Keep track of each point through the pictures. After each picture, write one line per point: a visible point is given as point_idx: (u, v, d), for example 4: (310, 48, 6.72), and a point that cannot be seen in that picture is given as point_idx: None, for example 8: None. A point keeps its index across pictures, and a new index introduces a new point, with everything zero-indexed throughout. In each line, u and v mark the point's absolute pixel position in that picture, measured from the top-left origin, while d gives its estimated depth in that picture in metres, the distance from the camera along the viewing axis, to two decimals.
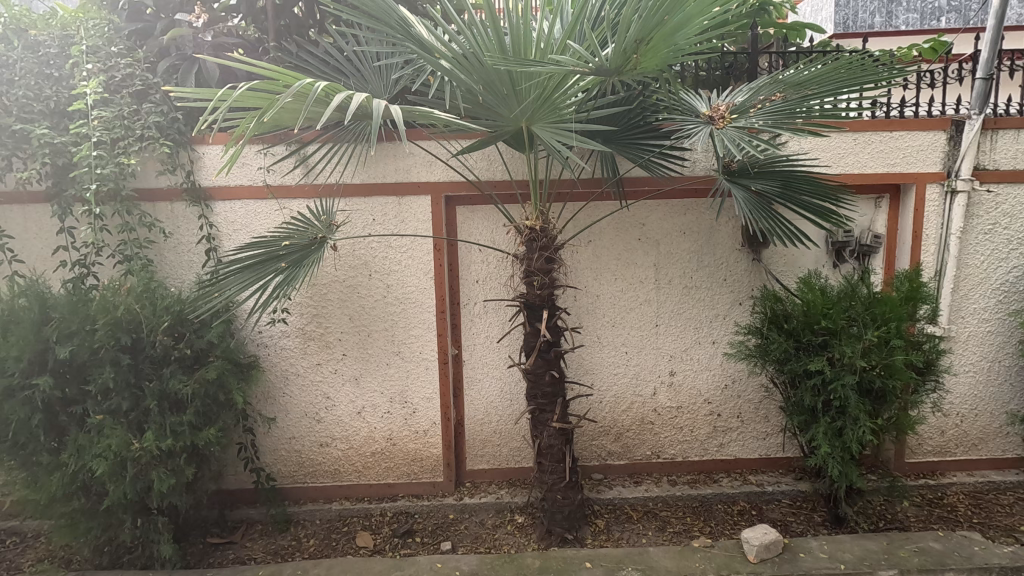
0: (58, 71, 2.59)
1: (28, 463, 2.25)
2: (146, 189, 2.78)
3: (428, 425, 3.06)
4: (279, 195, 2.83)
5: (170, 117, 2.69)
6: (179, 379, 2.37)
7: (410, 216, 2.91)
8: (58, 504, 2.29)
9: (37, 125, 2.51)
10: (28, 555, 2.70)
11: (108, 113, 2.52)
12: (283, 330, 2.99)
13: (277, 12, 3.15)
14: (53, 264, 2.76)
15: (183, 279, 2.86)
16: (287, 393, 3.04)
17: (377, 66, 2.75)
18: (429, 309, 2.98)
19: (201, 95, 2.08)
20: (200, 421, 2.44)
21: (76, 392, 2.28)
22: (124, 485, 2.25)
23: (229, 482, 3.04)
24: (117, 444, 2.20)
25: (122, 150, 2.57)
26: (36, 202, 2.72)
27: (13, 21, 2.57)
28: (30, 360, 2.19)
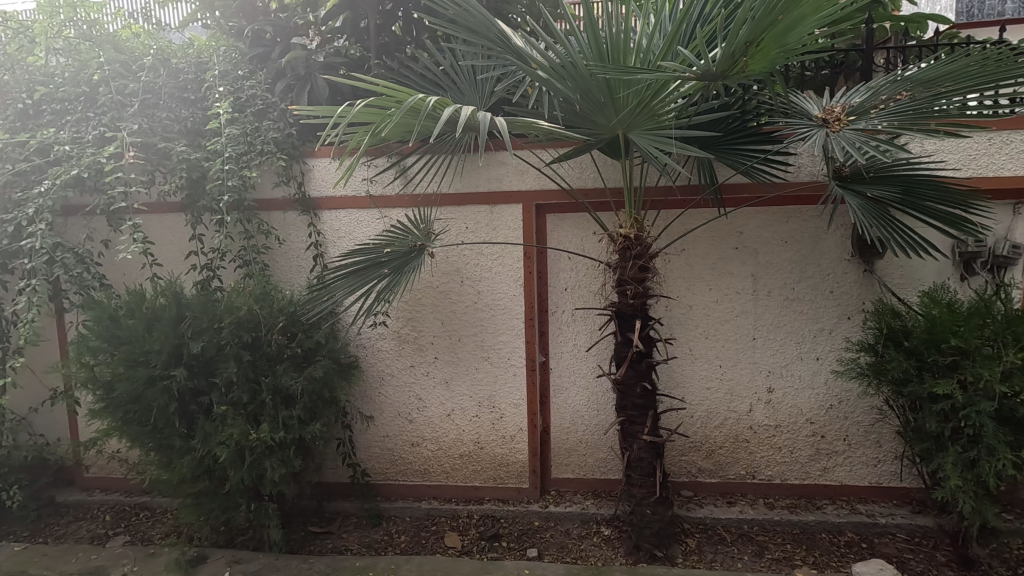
0: (194, 94, 2.91)
1: (163, 445, 2.50)
2: (264, 200, 3.02)
3: (515, 431, 3.09)
4: (380, 205, 2.98)
5: (286, 133, 2.92)
6: (291, 375, 2.56)
7: (502, 224, 2.96)
8: (186, 485, 2.53)
9: (178, 143, 2.81)
10: (157, 529, 3.01)
11: (238, 131, 2.78)
12: (381, 333, 3.13)
13: (378, 30, 3.38)
14: (185, 267, 3.07)
15: (294, 283, 3.08)
16: (382, 393, 3.18)
17: (473, 79, 2.84)
18: (518, 316, 3.02)
19: (320, 114, 2.22)
20: (307, 416, 2.61)
21: (204, 383, 2.51)
22: (243, 470, 2.46)
23: (328, 475, 3.22)
24: (238, 433, 2.41)
25: (246, 164, 2.81)
26: (172, 212, 3.04)
27: (160, 52, 2.91)
28: (169, 353, 2.44)
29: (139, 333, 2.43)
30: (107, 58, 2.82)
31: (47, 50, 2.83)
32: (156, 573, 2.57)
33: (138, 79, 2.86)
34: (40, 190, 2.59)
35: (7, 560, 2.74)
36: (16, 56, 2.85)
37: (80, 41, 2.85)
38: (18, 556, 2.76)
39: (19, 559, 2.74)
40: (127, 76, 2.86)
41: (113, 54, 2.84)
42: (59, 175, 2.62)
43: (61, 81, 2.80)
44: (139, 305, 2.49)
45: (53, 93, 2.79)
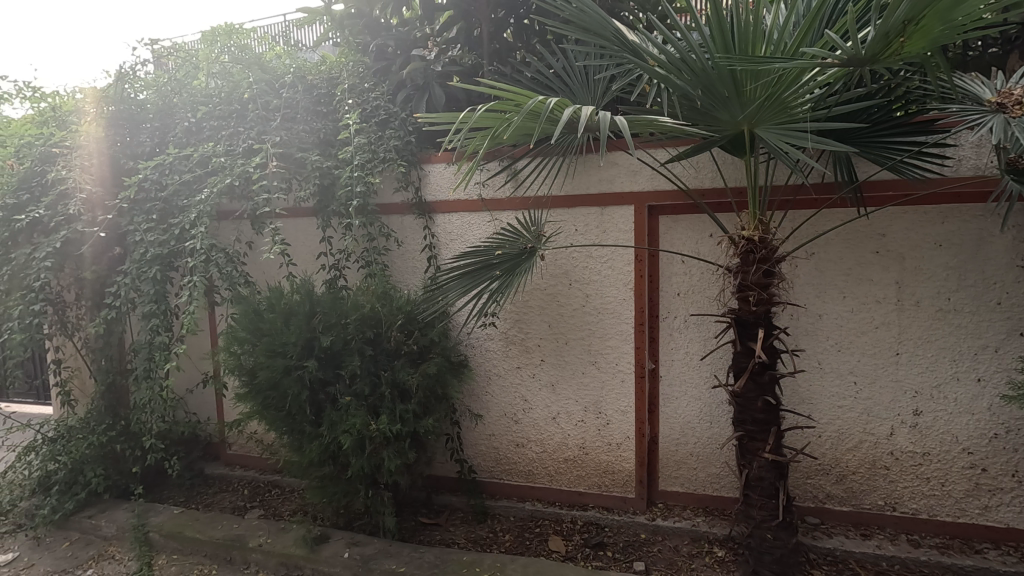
0: (327, 107, 3.18)
1: (294, 430, 2.72)
2: (385, 204, 3.20)
3: (622, 439, 3.01)
4: (492, 208, 3.04)
5: (406, 141, 3.08)
6: (407, 371, 2.69)
7: (612, 227, 2.90)
8: (314, 468, 2.73)
9: (312, 153, 3.06)
10: (287, 506, 3.29)
11: (364, 140, 2.98)
12: (489, 333, 3.19)
13: (491, 37, 3.48)
14: (315, 266, 3.34)
15: (410, 283, 3.23)
16: (489, 393, 3.24)
17: (587, 79, 2.80)
18: (628, 321, 2.93)
19: (443, 120, 2.31)
20: (421, 411, 2.73)
21: (331, 375, 2.69)
22: (363, 459, 2.61)
23: (436, 469, 3.35)
24: (360, 423, 2.56)
25: (370, 170, 2.98)
26: (305, 216, 3.32)
27: (298, 70, 3.20)
28: (302, 345, 2.64)
29: (278, 326, 2.67)
30: (255, 78, 3.16)
31: (208, 74, 3.21)
32: (286, 546, 2.80)
33: (280, 95, 3.16)
34: (201, 198, 2.91)
35: (167, 521, 3.12)
36: (183, 81, 3.26)
37: (234, 65, 3.21)
38: (176, 519, 3.13)
39: (177, 522, 3.12)
40: (271, 94, 3.17)
41: (260, 74, 3.17)
42: (216, 183, 2.94)
43: (218, 100, 3.17)
44: (278, 300, 2.73)
45: (212, 111, 3.15)
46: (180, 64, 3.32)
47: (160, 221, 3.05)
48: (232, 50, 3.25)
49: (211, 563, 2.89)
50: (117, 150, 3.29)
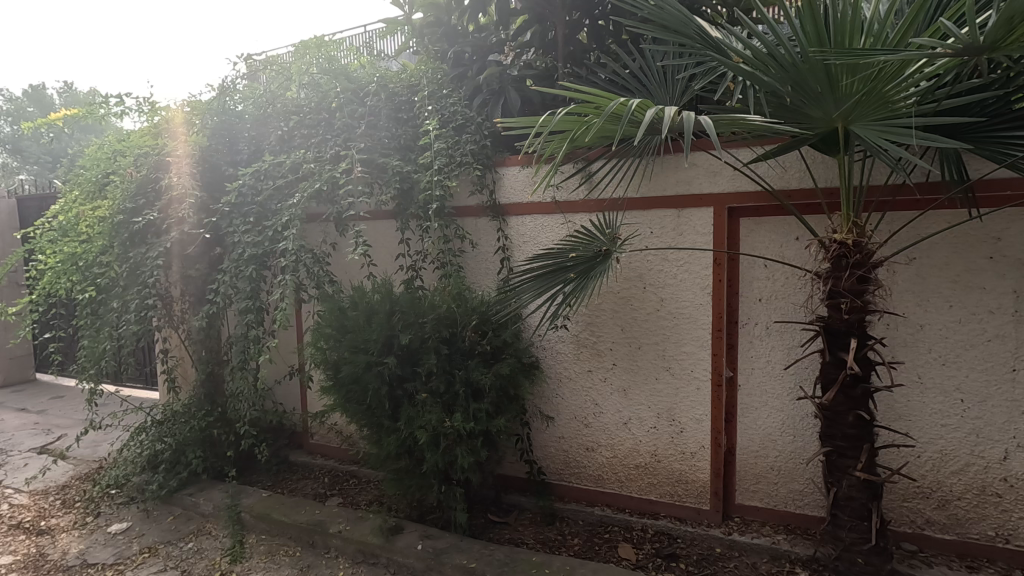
0: (407, 114, 3.32)
1: (373, 424, 2.83)
2: (461, 207, 3.28)
3: (697, 448, 2.92)
4: (565, 210, 3.03)
5: (482, 145, 3.14)
6: (481, 370, 2.74)
7: (689, 229, 2.81)
8: (391, 460, 2.84)
9: (393, 158, 3.19)
10: (363, 496, 3.44)
11: (444, 145, 3.05)
12: (560, 336, 3.19)
13: (566, 39, 3.51)
14: (394, 267, 3.47)
15: (483, 285, 3.29)
16: (559, 395, 3.23)
17: (665, 79, 2.74)
18: (705, 326, 2.83)
19: (522, 124, 2.33)
20: (494, 410, 2.78)
21: (408, 372, 2.79)
22: (438, 454, 2.69)
23: (506, 468, 3.38)
24: (435, 420, 2.64)
25: (448, 174, 3.06)
26: (384, 219, 3.46)
27: (382, 79, 3.36)
28: (382, 342, 2.75)
29: (361, 323, 2.80)
30: (341, 88, 3.35)
31: (299, 86, 3.41)
32: (364, 535, 2.92)
33: (364, 104, 3.32)
34: (293, 202, 3.08)
35: (257, 503, 3.34)
36: (277, 92, 3.49)
37: (322, 76, 3.40)
38: (265, 502, 3.35)
39: (265, 504, 3.33)
40: (356, 103, 3.34)
41: (347, 85, 3.36)
42: (306, 189, 3.10)
43: (308, 110, 3.37)
44: (360, 299, 2.87)
45: (303, 120, 3.36)
46: (274, 77, 3.55)
47: (256, 223, 3.27)
48: (320, 62, 3.44)
49: (296, 545, 3.07)
50: (219, 158, 3.57)
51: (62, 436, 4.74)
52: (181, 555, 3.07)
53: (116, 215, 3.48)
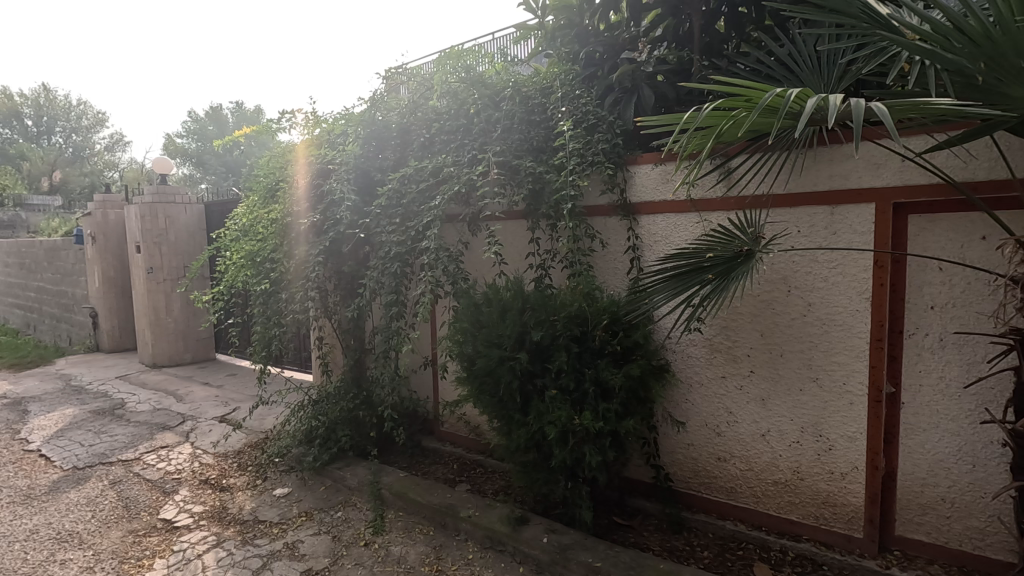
0: (540, 117, 3.41)
1: (503, 416, 2.94)
2: (591, 207, 3.29)
3: (849, 469, 2.65)
4: (701, 208, 2.90)
5: (613, 143, 3.12)
6: (611, 370, 2.73)
7: (844, 228, 2.55)
8: (520, 453, 2.92)
9: (526, 159, 3.26)
10: (490, 485, 3.58)
11: (578, 145, 3.05)
12: (693, 339, 3.07)
13: (703, 30, 3.37)
14: (524, 265, 3.57)
15: (612, 285, 3.27)
16: (690, 400, 3.11)
17: (819, 64, 2.52)
18: (862, 335, 2.55)
19: (664, 122, 2.35)
20: (623, 411, 2.75)
21: (539, 368, 2.85)
22: (566, 451, 2.72)
23: (630, 471, 3.33)
24: (564, 416, 2.67)
25: (580, 173, 3.06)
26: (516, 218, 3.58)
27: (517, 84, 3.49)
28: (515, 338, 2.84)
29: (494, 319, 2.91)
30: (479, 94, 3.53)
31: (439, 95, 3.63)
32: (492, 522, 3.05)
33: (499, 108, 3.46)
34: (435, 205, 3.27)
35: (395, 483, 3.63)
36: (420, 101, 3.76)
37: (460, 84, 3.60)
38: (402, 482, 3.63)
39: (402, 484, 3.60)
40: (492, 107, 3.49)
41: (484, 91, 3.53)
42: (447, 192, 3.26)
43: (448, 117, 3.59)
44: (494, 295, 2.99)
45: (442, 126, 3.58)
46: (417, 88, 3.83)
47: (401, 224, 3.52)
48: (458, 71, 3.64)
49: (429, 524, 3.28)
50: (370, 164, 3.85)
51: (237, 408, 5.51)
52: (332, 521, 3.43)
53: (286, 217, 3.96)
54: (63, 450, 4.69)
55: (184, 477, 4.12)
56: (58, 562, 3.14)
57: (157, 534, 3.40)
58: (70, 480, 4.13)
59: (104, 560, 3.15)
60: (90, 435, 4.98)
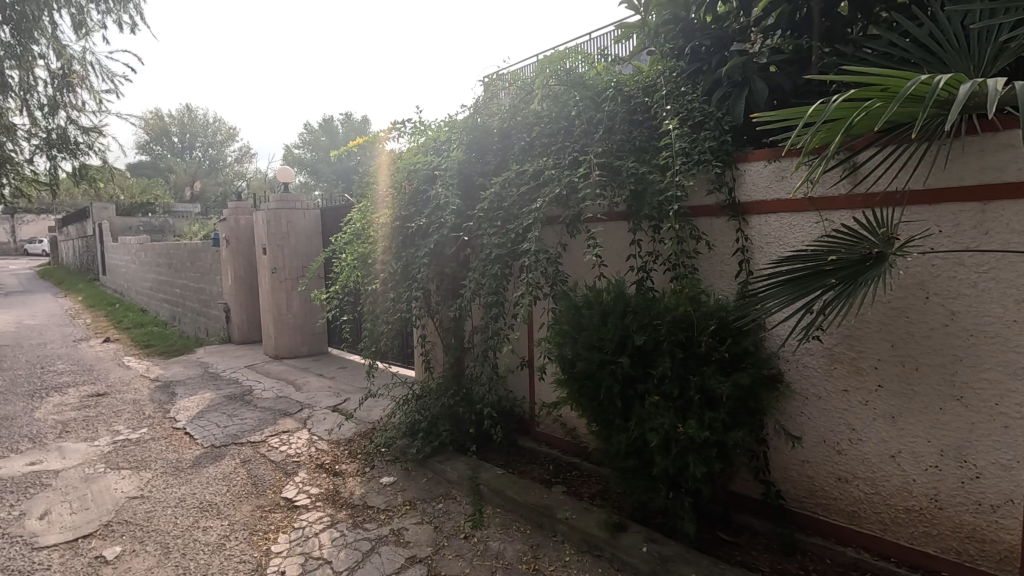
0: (642, 116, 3.40)
1: (602, 420, 2.91)
2: (697, 207, 3.16)
3: (1001, 502, 2.33)
4: (820, 207, 2.69)
5: (721, 140, 2.98)
6: (718, 378, 2.61)
7: (998, 228, 2.25)
8: (619, 459, 2.87)
9: (628, 159, 3.21)
10: (586, 488, 3.56)
11: (685, 143, 2.94)
12: (809, 348, 2.85)
13: (825, 14, 3.11)
14: (624, 267, 3.52)
15: (719, 289, 3.13)
16: (805, 414, 2.89)
17: (969, 42, 2.24)
18: (1020, 350, 2.24)
19: (785, 116, 2.26)
20: (731, 422, 2.63)
21: (641, 373, 2.78)
22: (668, 460, 2.64)
23: (736, 485, 3.16)
24: (668, 424, 2.59)
25: (686, 172, 2.94)
26: (616, 220, 3.53)
27: (619, 83, 3.55)
28: (616, 342, 2.80)
29: (595, 322, 2.88)
30: (580, 96, 3.54)
31: (540, 98, 3.67)
32: (590, 526, 3.03)
33: (601, 109, 3.46)
34: (535, 207, 3.29)
35: (493, 479, 3.72)
36: (521, 106, 3.84)
37: (560, 87, 3.62)
38: (500, 479, 3.71)
39: (500, 481, 3.68)
40: (593, 109, 3.48)
41: (585, 93, 3.52)
42: (549, 194, 3.27)
43: (549, 121, 3.62)
44: (594, 298, 2.97)
45: (543, 130, 3.62)
46: (517, 93, 3.90)
47: (502, 227, 3.59)
48: (558, 74, 3.68)
49: (526, 523, 3.32)
50: (472, 169, 3.96)
51: (348, 399, 5.93)
52: (434, 512, 3.58)
53: (395, 221, 4.19)
54: (203, 429, 5.30)
55: (303, 460, 4.50)
56: (201, 528, 3.55)
57: (280, 510, 3.73)
58: (210, 456, 4.66)
59: (237, 530, 3.51)
60: (225, 417, 5.58)
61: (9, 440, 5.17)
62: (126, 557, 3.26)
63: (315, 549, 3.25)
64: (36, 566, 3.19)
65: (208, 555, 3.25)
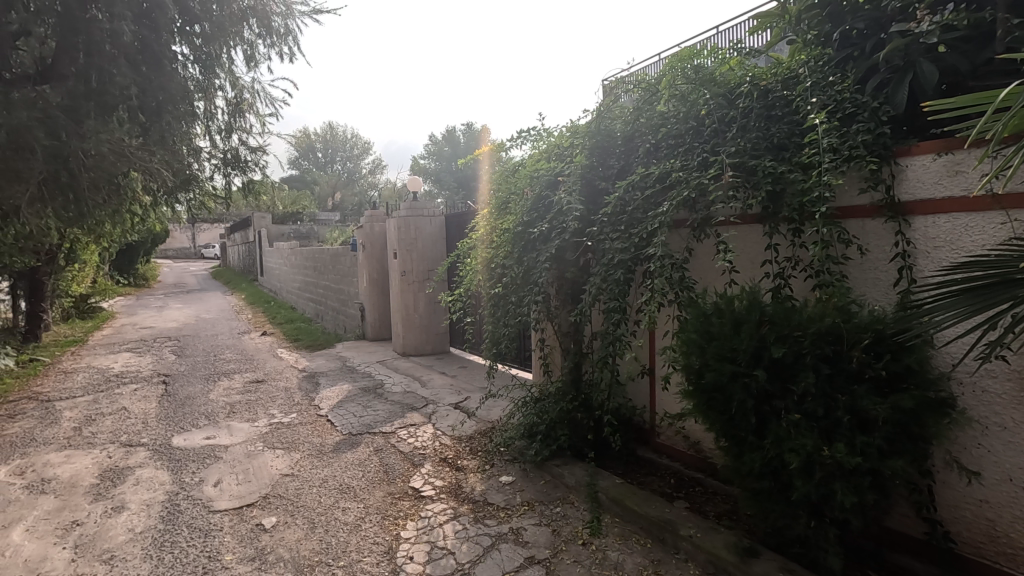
0: (780, 111, 3.16)
1: (734, 437, 2.73)
2: (847, 207, 2.86)
3: None
4: (1007, 206, 2.31)
5: (877, 133, 2.67)
6: (872, 399, 2.34)
7: None
8: (752, 479, 2.68)
9: (765, 158, 3.00)
10: (712, 506, 3.37)
11: (834, 139, 2.68)
12: (991, 369, 2.45)
13: None
14: (759, 274, 3.29)
15: (872, 299, 2.80)
16: (984, 446, 2.48)
17: None
18: None
19: (963, 102, 1.98)
20: (888, 448, 2.35)
21: (779, 388, 2.58)
22: (810, 485, 2.42)
23: (893, 520, 2.81)
24: (810, 445, 2.38)
25: (835, 170, 2.67)
26: (750, 223, 3.32)
27: (754, 77, 3.34)
28: (751, 353, 2.62)
29: (726, 332, 2.72)
30: (711, 94, 3.38)
31: (666, 99, 3.56)
32: (717, 547, 2.87)
33: (735, 107, 3.27)
34: (661, 211, 3.19)
35: (612, 488, 3.66)
36: (646, 107, 3.75)
37: (688, 86, 3.50)
38: (619, 488, 3.64)
39: (619, 491, 3.61)
40: (726, 106, 3.31)
41: (717, 90, 3.35)
42: (676, 197, 3.15)
43: (675, 121, 3.49)
44: (725, 306, 2.80)
45: (669, 131, 3.49)
46: (642, 94, 3.82)
47: (625, 231, 3.52)
48: (686, 72, 3.56)
49: (647, 536, 3.23)
50: (594, 174, 3.95)
51: (469, 398, 6.17)
52: (552, 515, 3.60)
53: (517, 226, 4.26)
54: (342, 418, 5.82)
55: (428, 453, 4.76)
56: (341, 508, 3.90)
57: (408, 499, 3.98)
58: (347, 443, 5.09)
59: (372, 513, 3.81)
60: (360, 408, 6.08)
61: (191, 417, 6.06)
62: (280, 527, 3.67)
63: (439, 538, 3.42)
64: (212, 526, 3.71)
65: (347, 533, 3.56)
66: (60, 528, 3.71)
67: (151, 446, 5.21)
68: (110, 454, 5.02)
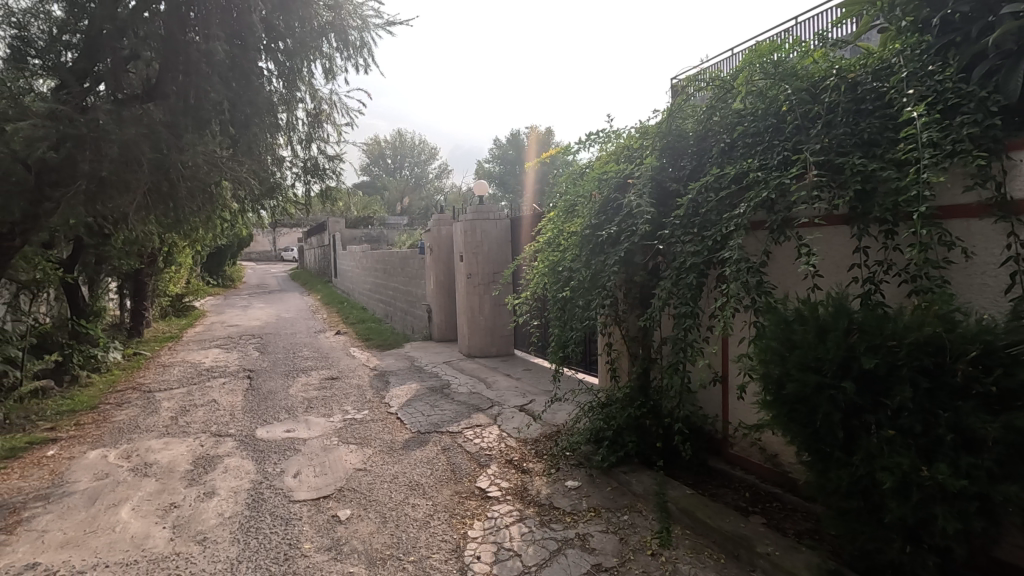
0: (871, 105, 2.95)
1: (819, 452, 2.58)
2: (950, 207, 2.63)
3: None
4: None
5: (985, 125, 2.45)
6: (981, 417, 2.14)
7: None
8: (839, 497, 2.52)
9: (853, 155, 2.81)
10: (792, 523, 3.20)
11: (934, 133, 2.47)
12: None
13: None
14: (845, 278, 3.09)
15: (979, 306, 2.56)
16: None
17: None
18: None
19: None
20: (998, 471, 2.13)
21: (870, 402, 2.40)
22: (906, 507, 2.24)
23: (1003, 551, 2.55)
24: (907, 464, 2.21)
25: (935, 167, 2.46)
26: (836, 224, 3.12)
27: (841, 69, 3.14)
28: (838, 364, 2.45)
29: (810, 340, 2.56)
30: (792, 89, 3.21)
31: (743, 96, 3.43)
32: (798, 567, 2.72)
33: (819, 101, 3.09)
34: (737, 212, 3.07)
35: (683, 498, 3.55)
36: (720, 105, 3.62)
37: (767, 81, 3.35)
38: (690, 499, 3.53)
39: (690, 501, 3.50)
40: (809, 101, 3.13)
41: (799, 85, 3.18)
42: (754, 198, 3.02)
43: (753, 119, 3.35)
44: (809, 313, 2.65)
45: (747, 129, 3.36)
46: (716, 92, 3.69)
47: (698, 234, 3.41)
48: (765, 67, 3.40)
49: (720, 551, 3.10)
50: (665, 175, 3.85)
51: (534, 400, 6.19)
52: (619, 523, 3.54)
53: (584, 229, 4.22)
54: (411, 416, 5.99)
55: (494, 454, 4.81)
56: (410, 504, 4.02)
57: (475, 499, 4.05)
58: (416, 441, 5.24)
59: (440, 511, 3.90)
60: (428, 407, 6.24)
61: (273, 410, 6.45)
62: (354, 520, 3.82)
63: (506, 540, 3.45)
64: (292, 515, 3.93)
65: (416, 529, 3.66)
66: (161, 509, 4.05)
67: (238, 436, 5.58)
68: (202, 443, 5.43)
